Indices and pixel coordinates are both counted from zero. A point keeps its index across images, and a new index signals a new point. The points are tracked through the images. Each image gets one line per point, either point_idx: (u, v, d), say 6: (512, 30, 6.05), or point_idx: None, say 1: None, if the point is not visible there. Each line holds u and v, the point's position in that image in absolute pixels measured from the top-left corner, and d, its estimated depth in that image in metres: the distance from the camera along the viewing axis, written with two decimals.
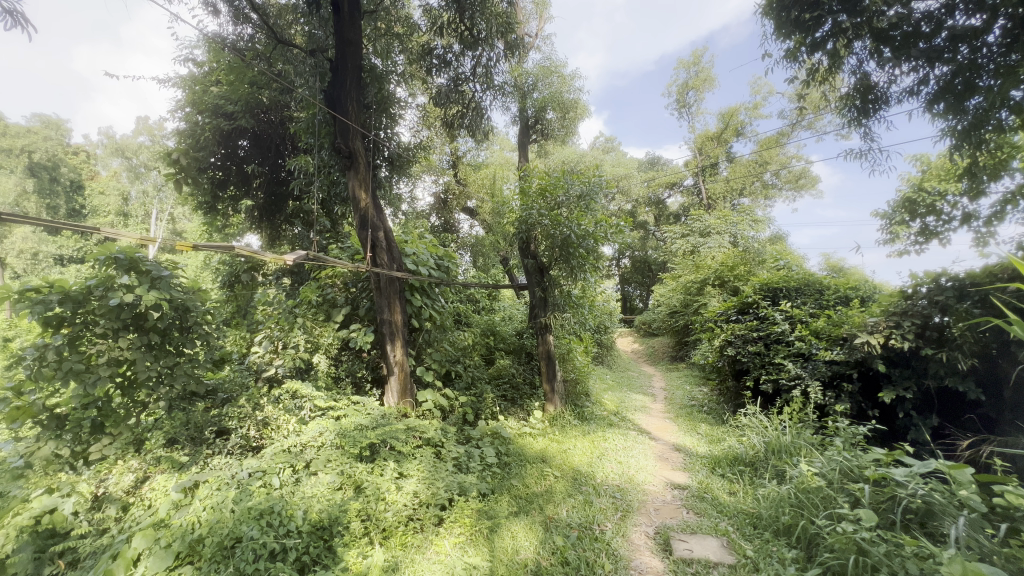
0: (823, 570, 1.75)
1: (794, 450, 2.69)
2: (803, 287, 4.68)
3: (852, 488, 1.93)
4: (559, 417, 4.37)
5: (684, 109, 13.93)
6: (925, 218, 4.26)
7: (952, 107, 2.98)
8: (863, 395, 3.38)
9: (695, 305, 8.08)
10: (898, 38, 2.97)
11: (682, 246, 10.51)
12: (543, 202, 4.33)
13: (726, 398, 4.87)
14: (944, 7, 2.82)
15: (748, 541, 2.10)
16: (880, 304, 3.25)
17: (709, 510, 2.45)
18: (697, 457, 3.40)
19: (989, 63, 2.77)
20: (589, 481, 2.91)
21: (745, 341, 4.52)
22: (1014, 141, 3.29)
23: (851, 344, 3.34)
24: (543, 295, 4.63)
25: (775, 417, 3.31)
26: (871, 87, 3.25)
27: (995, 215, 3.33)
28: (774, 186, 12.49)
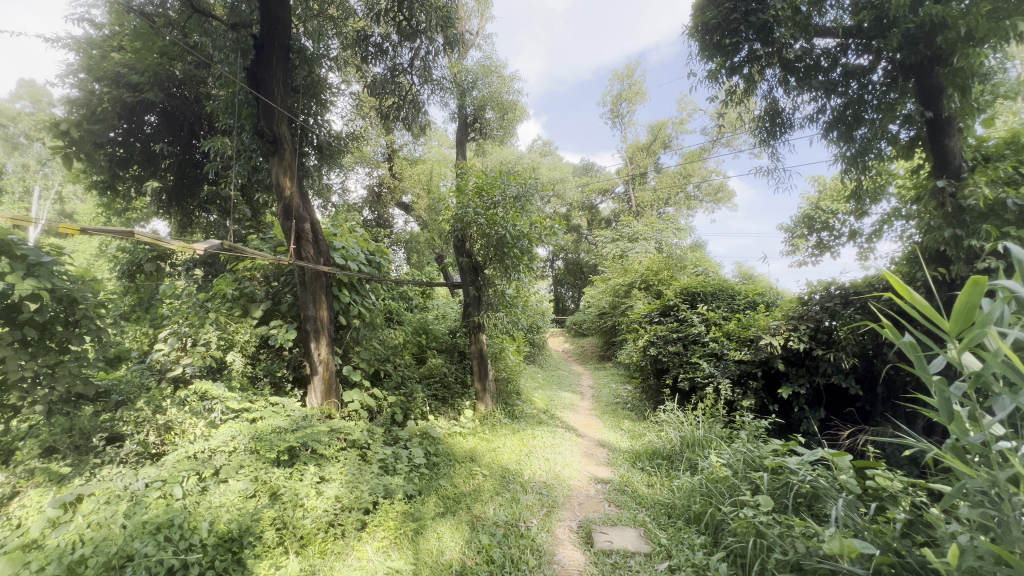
0: (727, 553, 1.91)
1: (706, 443, 2.89)
2: (718, 292, 5.06)
3: (754, 476, 2.11)
4: (489, 416, 4.39)
5: (617, 119, 14.55)
6: (820, 233, 4.76)
7: (843, 136, 3.34)
8: (766, 391, 3.69)
9: (622, 307, 8.46)
10: (802, 70, 3.30)
11: (612, 250, 10.96)
12: (479, 200, 4.31)
13: (647, 395, 5.14)
14: (840, 45, 3.18)
15: (663, 530, 2.23)
16: (782, 309, 3.60)
17: (629, 503, 2.57)
18: (620, 452, 3.56)
19: (873, 99, 3.18)
20: (517, 479, 2.95)
21: (666, 341, 4.78)
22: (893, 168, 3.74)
23: (756, 344, 3.65)
24: (477, 294, 4.62)
25: (691, 412, 3.54)
26: (778, 112, 3.59)
27: (875, 233, 3.80)
28: (695, 197, 13.38)
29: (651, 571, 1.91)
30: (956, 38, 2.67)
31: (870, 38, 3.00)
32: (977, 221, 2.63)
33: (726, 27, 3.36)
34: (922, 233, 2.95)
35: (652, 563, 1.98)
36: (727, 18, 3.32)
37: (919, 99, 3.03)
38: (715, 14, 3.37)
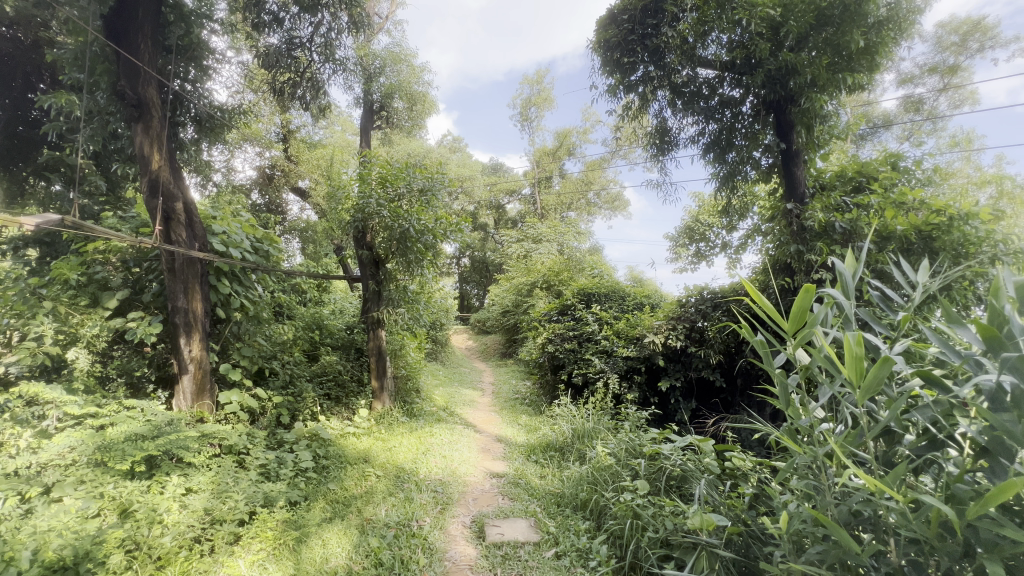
0: (608, 536, 2.06)
1: (595, 434, 3.08)
2: (611, 293, 5.42)
3: (633, 463, 2.30)
4: (386, 415, 4.25)
5: (526, 123, 14.94)
6: (698, 244, 5.32)
7: (717, 158, 3.79)
8: (648, 384, 4.05)
9: (524, 305, 8.70)
10: (688, 94, 3.64)
11: (517, 249, 11.21)
12: (383, 191, 4.16)
13: (544, 390, 5.34)
14: (718, 77, 3.58)
15: (552, 518, 2.33)
16: (663, 311, 3.97)
17: (522, 495, 2.65)
18: (517, 446, 3.65)
19: (742, 128, 3.63)
20: (412, 478, 2.89)
21: (563, 339, 4.99)
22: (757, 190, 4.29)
23: (641, 342, 3.98)
24: (377, 288, 4.44)
25: (582, 406, 3.75)
26: (667, 130, 3.94)
27: (741, 246, 4.34)
28: (595, 204, 14.16)
29: (539, 559, 1.99)
30: (803, 83, 3.16)
31: (741, 73, 3.42)
32: (814, 239, 3.14)
33: (625, 47, 3.62)
34: (774, 248, 3.44)
35: (540, 550, 2.06)
36: (626, 38, 3.60)
37: (777, 132, 3.51)
38: (616, 33, 3.63)
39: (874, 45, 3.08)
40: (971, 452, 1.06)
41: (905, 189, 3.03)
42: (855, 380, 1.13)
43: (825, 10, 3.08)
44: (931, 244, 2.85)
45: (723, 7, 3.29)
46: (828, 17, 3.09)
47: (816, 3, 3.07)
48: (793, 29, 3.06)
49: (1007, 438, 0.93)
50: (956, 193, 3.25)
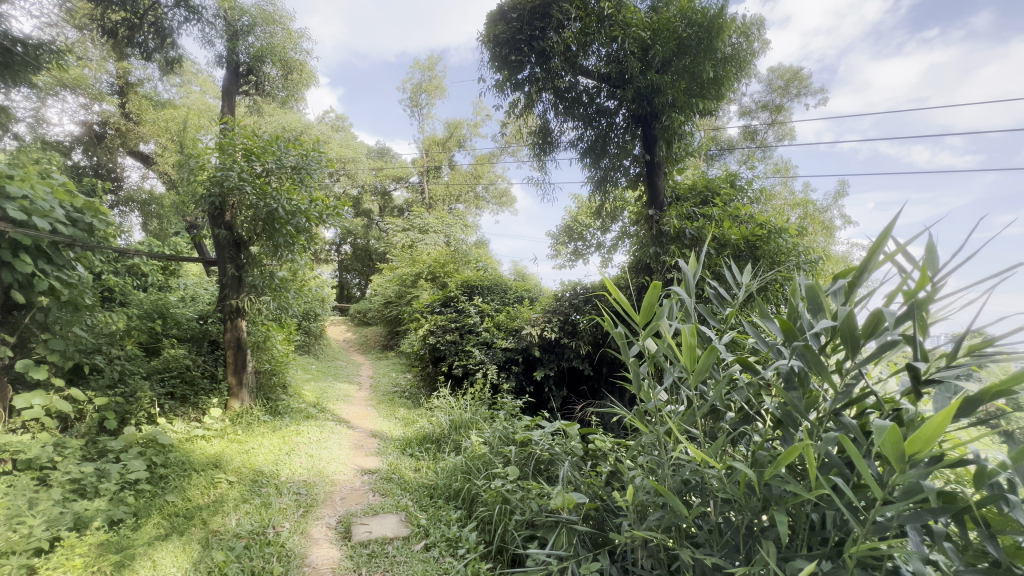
0: (478, 523, 2.10)
1: (472, 424, 3.13)
2: (493, 286, 5.52)
3: (505, 451, 2.37)
4: (244, 414, 3.82)
5: (416, 109, 14.49)
6: (576, 243, 5.68)
7: (593, 163, 4.07)
8: (525, 374, 4.22)
9: (408, 297, 8.46)
10: (569, 100, 3.86)
11: (402, 239, 10.84)
12: (247, 165, 3.71)
13: (425, 382, 5.26)
14: (595, 87, 3.84)
15: (423, 511, 2.31)
16: (540, 304, 4.18)
17: (394, 490, 2.58)
18: (392, 441, 3.54)
19: (614, 138, 3.94)
20: (272, 481, 2.64)
21: (444, 330, 4.94)
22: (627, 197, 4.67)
23: (520, 334, 4.13)
24: (237, 273, 3.97)
25: (461, 397, 3.77)
26: (548, 132, 4.13)
27: (612, 246, 4.72)
28: (483, 198, 14.25)
29: (407, 553, 1.96)
30: (665, 103, 3.54)
31: (615, 86, 3.70)
32: (669, 244, 3.54)
33: (513, 45, 3.71)
34: (637, 249, 3.82)
35: (409, 544, 2.03)
36: (514, 36, 3.66)
37: (643, 144, 3.90)
38: (505, 30, 3.67)
39: (720, 77, 3.57)
40: (771, 423, 1.29)
41: (737, 205, 3.56)
42: (691, 366, 1.30)
43: (685, 40, 3.47)
44: (755, 251, 3.38)
45: (602, 22, 3.56)
46: (687, 46, 3.48)
47: (677, 32, 3.45)
48: (659, 53, 3.41)
49: (793, 410, 1.15)
50: (775, 211, 3.91)
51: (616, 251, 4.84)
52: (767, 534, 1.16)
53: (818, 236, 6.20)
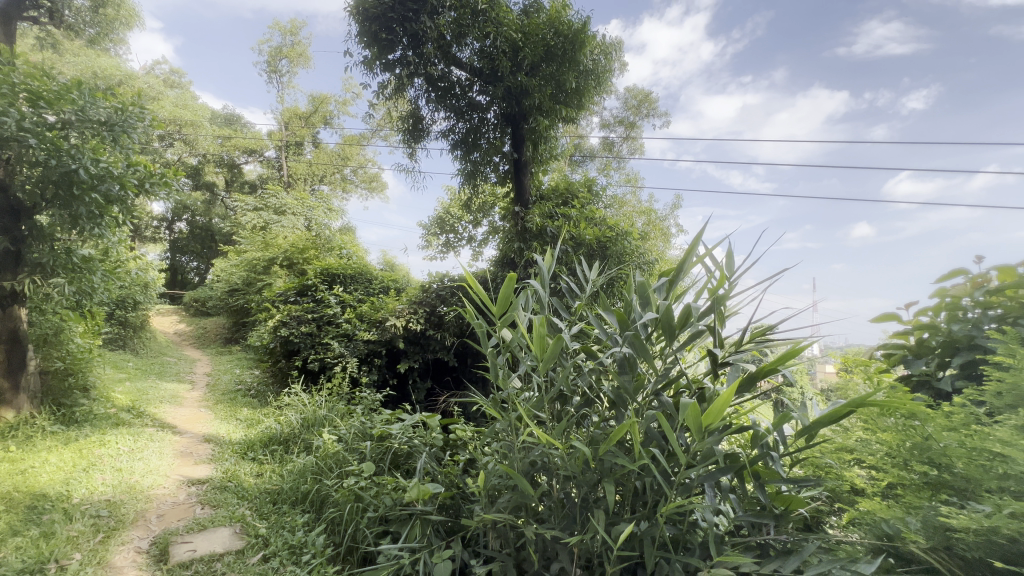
0: (327, 525, 1.97)
1: (325, 422, 2.89)
2: (357, 275, 5.21)
3: (361, 447, 2.26)
4: (21, 425, 3.04)
5: (273, 74, 12.90)
6: (448, 235, 5.63)
7: (464, 155, 4.08)
8: (388, 367, 4.10)
9: (258, 284, 7.55)
10: (440, 89, 3.82)
11: (253, 219, 9.62)
12: (31, 112, 2.89)
13: (275, 379, 4.76)
14: (468, 80, 3.85)
15: (263, 520, 2.10)
16: (406, 295, 4.10)
17: (229, 499, 2.30)
18: (230, 445, 3.14)
19: (485, 133, 4.00)
20: (59, 505, 2.14)
21: (299, 322, 4.49)
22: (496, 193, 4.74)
23: (383, 325, 4.00)
24: (13, 248, 3.11)
25: (316, 393, 3.45)
26: (419, 119, 4.05)
27: (482, 241, 4.78)
28: (352, 182, 13.23)
29: (241, 568, 1.76)
30: (533, 105, 3.71)
31: (487, 82, 3.77)
32: (532, 240, 3.77)
33: (383, 22, 3.54)
34: (503, 244, 3.95)
35: (243, 559, 1.82)
36: (386, 14, 3.50)
37: (511, 142, 4.04)
38: (376, 5, 3.48)
39: (582, 88, 3.83)
40: (607, 405, 1.45)
41: (591, 208, 3.89)
42: (541, 354, 1.39)
43: (552, 48, 3.67)
44: (606, 251, 3.71)
45: (476, 16, 3.60)
46: (553, 54, 3.69)
47: (545, 39, 3.63)
48: (528, 56, 3.56)
49: (624, 392, 1.31)
50: (625, 217, 4.35)
51: (485, 245, 4.92)
52: (598, 503, 1.30)
53: (657, 241, 7.08)
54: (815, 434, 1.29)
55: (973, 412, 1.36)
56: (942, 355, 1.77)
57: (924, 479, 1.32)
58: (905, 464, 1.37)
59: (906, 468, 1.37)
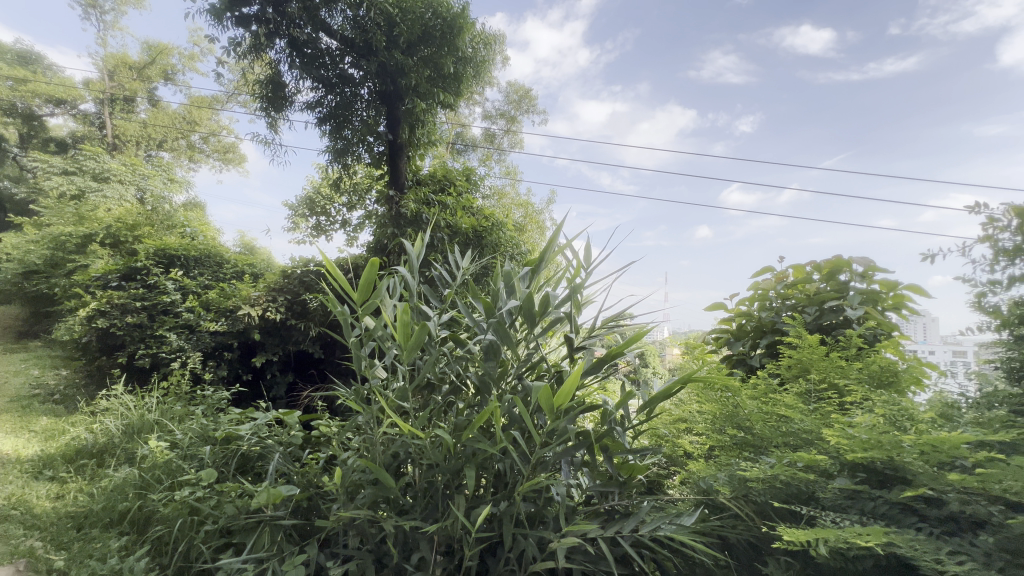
0: (152, 546, 1.70)
1: (156, 427, 2.48)
2: (202, 259, 4.48)
3: (201, 453, 1.98)
4: None
5: (92, 9, 10.53)
6: (320, 218, 4.96)
7: (334, 131, 3.77)
8: (240, 360, 3.68)
9: (68, 266, 6.16)
10: (307, 55, 3.54)
11: (61, 185, 7.78)
12: None
13: (89, 380, 3.95)
14: (339, 51, 3.62)
15: (62, 550, 1.73)
16: (264, 281, 3.72)
17: (11, 531, 1.85)
18: (15, 465, 2.52)
19: (357, 110, 3.74)
20: None
21: (124, 311, 3.77)
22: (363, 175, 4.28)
23: (234, 315, 3.57)
24: None
25: (145, 393, 2.95)
26: (281, 86, 3.62)
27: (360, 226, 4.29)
28: (201, 151, 10.84)
29: None
30: (409, 86, 3.59)
31: (359, 55, 3.59)
32: (407, 226, 3.69)
33: None
34: (376, 230, 3.79)
35: None
36: None
37: (387, 123, 3.87)
38: None
39: (459, 73, 3.75)
40: (473, 391, 1.46)
41: (468, 196, 3.87)
42: (405, 342, 1.36)
43: (429, 29, 3.57)
44: (482, 240, 3.71)
45: None
46: (432, 35, 3.58)
47: (423, 19, 3.53)
48: (403, 32, 3.45)
49: (488, 378, 1.34)
50: (502, 208, 4.42)
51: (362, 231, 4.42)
52: (460, 489, 1.32)
53: (534, 234, 7.37)
54: (653, 408, 1.46)
55: (769, 384, 1.66)
56: (753, 337, 2.32)
57: (734, 440, 1.58)
58: (721, 428, 1.63)
59: (721, 432, 1.63)
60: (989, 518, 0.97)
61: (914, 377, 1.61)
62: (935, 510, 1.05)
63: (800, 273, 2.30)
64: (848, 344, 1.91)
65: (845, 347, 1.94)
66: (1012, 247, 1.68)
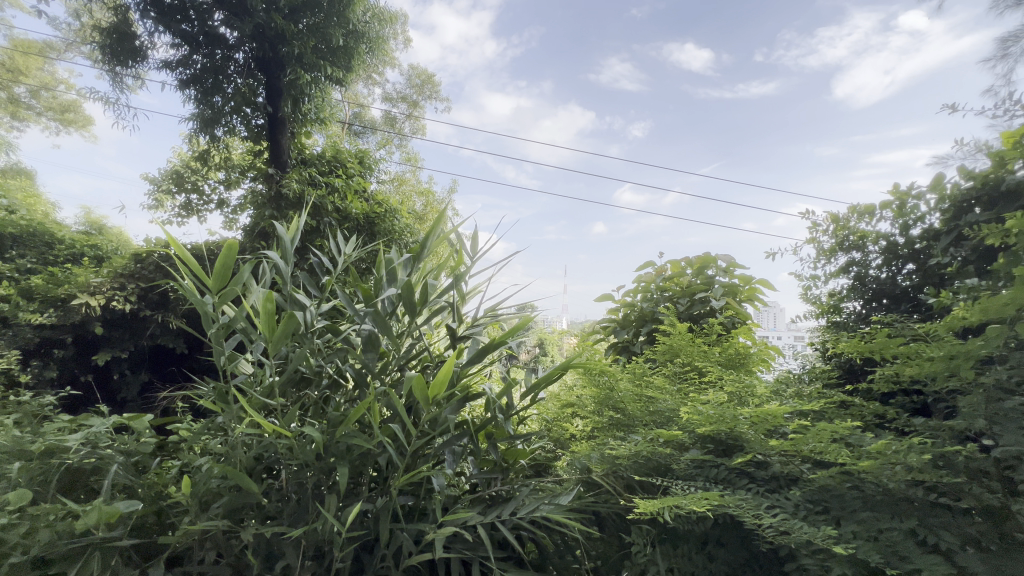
0: None
1: None
2: (25, 237, 3.60)
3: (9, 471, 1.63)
4: None
5: None
6: (188, 194, 3.79)
7: (201, 96, 3.31)
8: (77, 359, 3.11)
9: None
10: (165, 6, 3.21)
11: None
12: None
13: None
14: (208, 6, 3.26)
15: None
16: (108, 265, 3.18)
17: None
18: None
19: (230, 75, 3.38)
20: None
21: None
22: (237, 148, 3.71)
23: (68, 305, 3.01)
24: None
25: None
26: (129, 37, 3.19)
27: (239, 207, 3.55)
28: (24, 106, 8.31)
29: None
30: (291, 54, 3.28)
31: (233, 13, 3.23)
32: (288, 208, 3.43)
33: None
34: (253, 213, 3.45)
35: None
36: None
37: (268, 94, 3.52)
38: None
39: (351, 47, 3.46)
40: (352, 386, 1.39)
41: (362, 179, 3.64)
42: (271, 334, 1.25)
43: None
44: (374, 227, 3.53)
45: None
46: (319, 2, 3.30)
47: None
48: None
49: (367, 371, 1.29)
50: (401, 196, 4.24)
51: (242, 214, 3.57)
52: (333, 488, 1.25)
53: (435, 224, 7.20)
54: (535, 395, 1.51)
55: (642, 368, 1.80)
56: (635, 325, 2.50)
57: (610, 420, 1.69)
58: (600, 410, 1.72)
59: (600, 414, 1.73)
60: (800, 475, 1.22)
61: (761, 359, 1.91)
62: (762, 472, 1.25)
63: (676, 267, 2.54)
64: (710, 332, 2.14)
65: (708, 333, 2.17)
66: (828, 247, 2.02)
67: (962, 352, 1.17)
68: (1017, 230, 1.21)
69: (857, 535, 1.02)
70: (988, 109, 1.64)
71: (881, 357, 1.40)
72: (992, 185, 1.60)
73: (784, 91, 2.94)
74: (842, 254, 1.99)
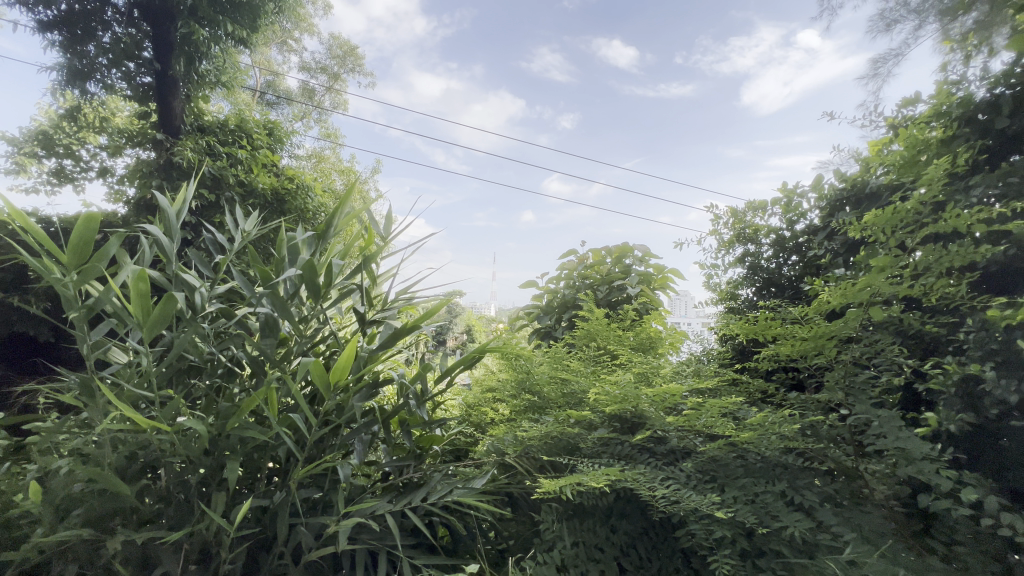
0: None
1: None
2: None
3: None
4: None
5: None
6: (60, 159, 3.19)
7: (71, 42, 2.85)
8: None
9: None
10: None
11: None
12: None
13: None
14: None
15: None
16: None
17: None
18: None
19: (106, 21, 2.91)
20: None
21: None
22: (118, 109, 3.31)
23: None
24: None
25: None
26: None
27: (122, 177, 3.13)
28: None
29: None
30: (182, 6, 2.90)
31: None
32: (179, 179, 3.09)
33: None
34: (136, 183, 3.06)
35: None
36: None
37: (155, 48, 3.08)
38: None
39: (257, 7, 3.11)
40: (248, 374, 1.28)
41: (270, 152, 3.36)
42: (146, 318, 1.10)
43: None
44: (283, 205, 3.27)
45: None
46: None
47: None
48: None
49: (264, 358, 1.19)
50: (317, 174, 3.97)
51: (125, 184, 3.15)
52: (224, 484, 1.15)
53: None
54: (450, 380, 1.48)
55: (558, 352, 1.83)
56: (557, 312, 2.56)
57: (526, 403, 1.71)
58: (516, 394, 1.74)
59: (517, 397, 1.74)
60: (694, 448, 1.32)
61: (671, 342, 1.97)
62: (661, 447, 1.34)
63: (597, 256, 2.63)
64: (625, 317, 2.23)
65: (623, 319, 2.27)
66: (727, 239, 2.18)
67: (828, 332, 1.32)
68: (873, 226, 1.38)
69: (738, 499, 1.13)
70: (858, 119, 1.92)
71: (766, 339, 1.54)
72: (859, 188, 1.84)
73: (700, 94, 3.16)
74: (739, 245, 2.16)
